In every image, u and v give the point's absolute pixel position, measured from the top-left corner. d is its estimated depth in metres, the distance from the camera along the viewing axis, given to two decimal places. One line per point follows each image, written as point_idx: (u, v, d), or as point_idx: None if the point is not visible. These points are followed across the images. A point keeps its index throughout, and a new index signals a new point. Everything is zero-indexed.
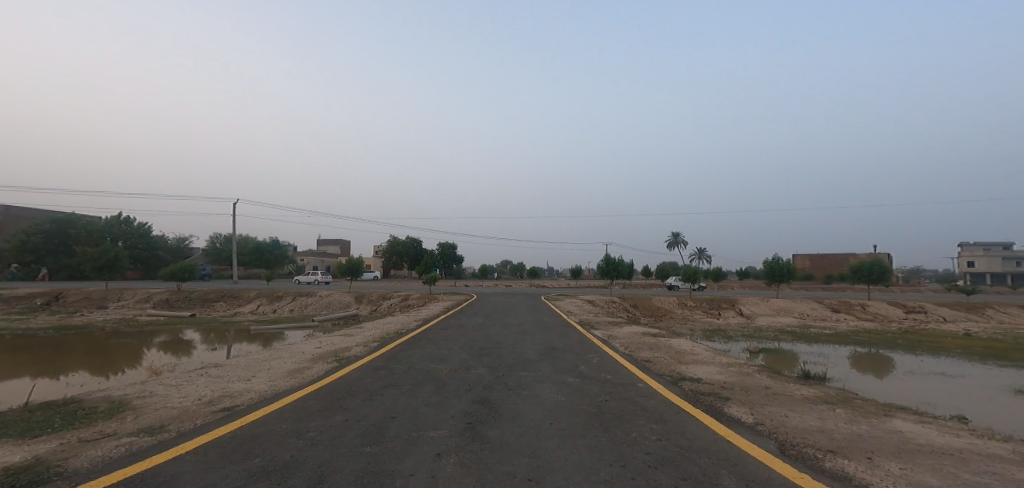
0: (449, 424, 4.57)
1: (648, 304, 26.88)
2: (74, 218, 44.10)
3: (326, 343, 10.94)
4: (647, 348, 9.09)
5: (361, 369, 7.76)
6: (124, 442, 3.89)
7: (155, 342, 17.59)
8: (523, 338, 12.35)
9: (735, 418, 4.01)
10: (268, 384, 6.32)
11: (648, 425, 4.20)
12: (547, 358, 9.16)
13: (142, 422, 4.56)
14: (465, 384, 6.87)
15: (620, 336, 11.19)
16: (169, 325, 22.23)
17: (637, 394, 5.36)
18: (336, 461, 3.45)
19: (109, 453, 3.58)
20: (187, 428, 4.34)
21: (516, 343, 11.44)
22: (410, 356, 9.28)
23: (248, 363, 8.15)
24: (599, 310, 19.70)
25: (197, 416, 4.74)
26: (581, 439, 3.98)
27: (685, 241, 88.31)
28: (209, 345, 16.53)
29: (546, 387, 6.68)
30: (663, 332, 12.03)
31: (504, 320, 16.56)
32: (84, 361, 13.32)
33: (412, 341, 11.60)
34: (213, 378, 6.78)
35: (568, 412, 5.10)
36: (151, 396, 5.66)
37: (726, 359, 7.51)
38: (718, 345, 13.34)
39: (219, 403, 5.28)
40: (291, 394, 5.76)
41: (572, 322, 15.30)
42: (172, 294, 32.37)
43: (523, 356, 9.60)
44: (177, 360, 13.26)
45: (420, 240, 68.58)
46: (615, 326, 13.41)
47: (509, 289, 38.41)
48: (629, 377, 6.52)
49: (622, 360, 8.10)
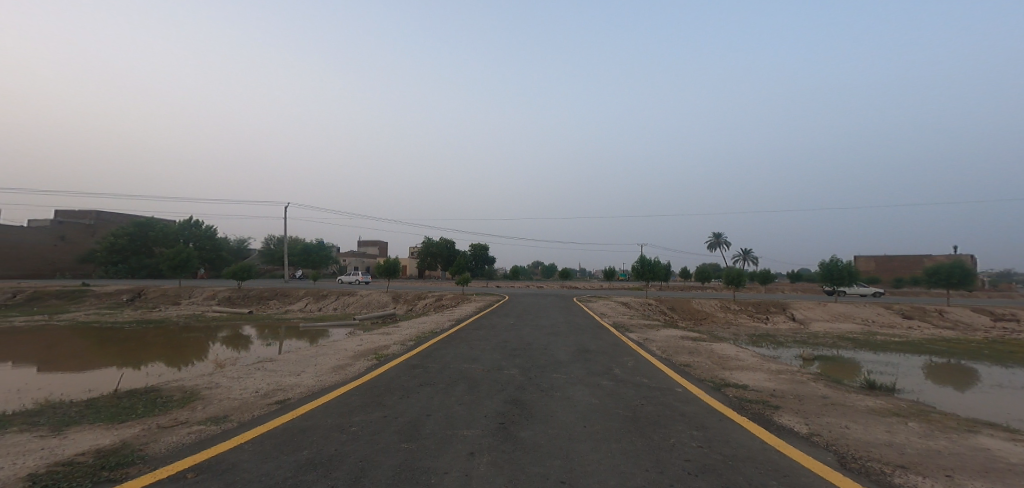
0: (483, 424, 4.60)
1: (686, 307, 26.14)
2: (154, 222, 47.58)
3: (366, 341, 11.32)
4: (686, 352, 8.81)
5: (398, 367, 7.92)
6: (194, 429, 4.16)
7: (219, 336, 18.72)
8: (556, 340, 12.29)
9: (787, 428, 3.82)
10: (316, 380, 6.57)
11: (688, 431, 4.07)
12: (580, 361, 9.06)
13: (208, 411, 4.84)
14: (498, 384, 6.89)
15: (655, 339, 10.95)
16: (231, 321, 23.65)
17: (675, 400, 5.20)
18: (376, 456, 3.53)
19: (182, 438, 3.85)
20: (246, 418, 4.57)
21: (548, 345, 11.37)
22: (444, 355, 9.42)
23: (298, 359, 8.49)
24: (635, 313, 19.33)
25: (255, 408, 4.98)
26: (615, 443, 3.92)
27: (731, 244, 85.26)
28: (265, 340, 17.45)
29: (580, 389, 6.61)
30: (702, 336, 11.64)
31: (536, 321, 16.54)
32: (159, 353, 14.36)
33: (446, 340, 11.76)
34: (268, 372, 7.14)
35: (603, 415, 5.03)
36: (218, 388, 5.99)
37: (775, 366, 7.17)
38: (766, 351, 12.82)
39: (274, 396, 5.53)
40: (336, 390, 5.98)
41: (605, 324, 15.15)
42: (235, 292, 34.26)
43: (555, 357, 9.56)
44: (238, 354, 14.07)
45: (453, 242, 69.44)
46: (652, 328, 13.10)
47: (544, 290, 38.15)
48: (667, 382, 6.34)
49: (660, 364, 7.90)
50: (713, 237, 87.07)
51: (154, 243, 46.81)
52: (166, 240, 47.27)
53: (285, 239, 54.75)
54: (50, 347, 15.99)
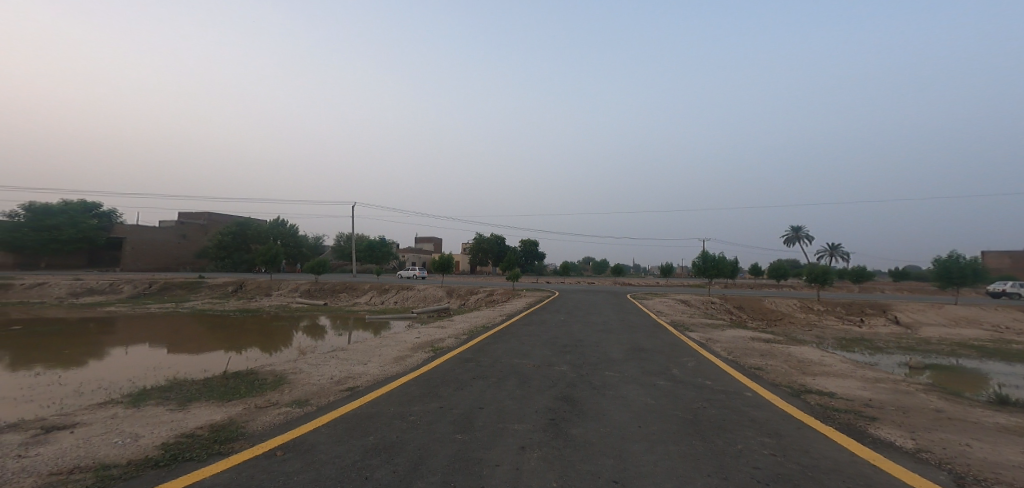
0: (533, 419, 4.58)
1: (756, 307, 24.59)
2: (251, 222, 52.75)
3: (422, 334, 11.70)
4: (758, 354, 8.25)
5: (452, 360, 8.11)
6: (283, 411, 4.53)
7: (301, 325, 20.32)
8: (607, 337, 12.00)
9: (888, 442, 3.46)
10: (379, 369, 6.88)
11: (757, 438, 3.80)
12: (633, 359, 8.80)
13: (295, 394, 5.24)
14: (548, 380, 6.84)
15: (720, 339, 10.37)
16: (311, 312, 25.59)
17: (744, 404, 4.88)
18: (431, 446, 3.60)
19: (272, 420, 4.31)
20: (324, 402, 4.89)
21: (599, 342, 11.14)
22: (495, 349, 9.51)
23: (365, 349, 8.94)
24: (695, 311, 18.41)
25: (331, 392, 5.31)
26: (673, 445, 3.74)
27: (814, 237, 78.34)
28: (336, 330, 18.64)
29: (633, 388, 6.41)
30: (774, 337, 10.87)
31: (587, 318, 16.25)
32: (252, 341, 15.87)
33: (497, 335, 11.90)
34: (340, 359, 7.58)
35: (659, 416, 4.83)
36: (301, 372, 6.51)
37: (869, 373, 6.53)
38: (861, 357, 11.71)
39: (346, 383, 5.85)
40: (398, 379, 6.25)
41: (662, 322, 14.58)
42: (314, 284, 36.71)
43: (607, 355, 9.34)
44: (316, 342, 15.16)
45: (503, 238, 69.92)
46: (717, 328, 12.39)
47: (596, 287, 37.57)
48: (734, 385, 5.96)
49: (727, 366, 7.46)
50: (792, 229, 80.70)
51: (251, 240, 51.86)
52: (260, 238, 52.18)
53: (353, 235, 58.19)
54: (172, 335, 18.56)
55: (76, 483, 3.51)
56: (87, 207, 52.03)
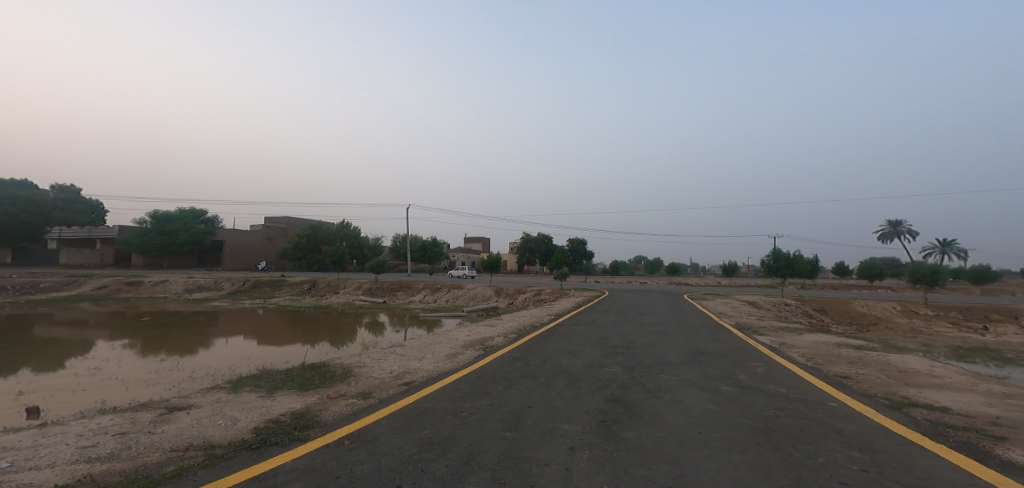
0: (584, 420, 4.62)
1: (846, 310, 22.67)
2: (320, 225, 56.42)
3: (473, 332, 12.02)
4: (848, 362, 7.62)
5: (501, 358, 8.23)
6: (350, 403, 4.94)
7: (363, 322, 21.52)
8: (663, 339, 11.64)
9: (1019, 466, 3.10)
10: (434, 364, 7.22)
11: (845, 452, 3.54)
12: (693, 363, 8.47)
13: (360, 387, 5.66)
14: (598, 381, 6.75)
15: (798, 344, 9.70)
16: (372, 309, 27.04)
17: (827, 415, 4.55)
18: (483, 443, 3.82)
19: (341, 411, 4.75)
20: (385, 395, 5.26)
21: (655, 344, 10.83)
22: (543, 349, 9.56)
23: (420, 345, 9.35)
24: (763, 313, 17.30)
25: (389, 386, 5.67)
26: (737, 453, 3.59)
27: (914, 231, 69.93)
28: (393, 327, 19.58)
29: (693, 393, 6.19)
30: (864, 343, 10.01)
31: (640, 318, 15.86)
32: (320, 335, 17.07)
33: (545, 334, 11.97)
34: (398, 355, 8.02)
35: (722, 422, 4.67)
36: (365, 366, 6.94)
37: (990, 388, 5.84)
38: (984, 369, 10.46)
39: (403, 377, 6.21)
40: (453, 374, 6.54)
41: (726, 324, 13.88)
42: (374, 283, 38.59)
43: (663, 358, 9.08)
44: (375, 338, 16.01)
45: (550, 237, 69.81)
46: (791, 332, 11.60)
47: (650, 287, 36.48)
48: (815, 394, 5.57)
49: (806, 373, 6.99)
50: (891, 224, 73.42)
51: (321, 241, 55.83)
52: (329, 239, 56.03)
53: (407, 236, 60.54)
54: (262, 327, 20.47)
55: (189, 460, 3.95)
56: (199, 215, 59.55)
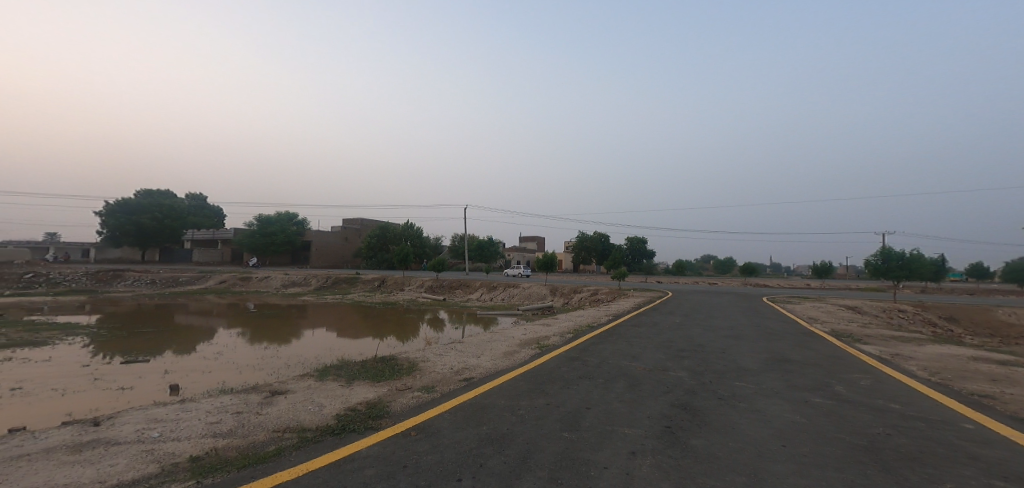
0: (646, 425, 5.17)
1: (980, 319, 19.69)
2: (386, 226, 59.76)
3: (529, 330, 12.64)
4: (985, 379, 6.62)
5: (559, 357, 9.00)
6: (416, 395, 5.80)
7: (426, 317, 22.79)
8: (739, 343, 10.91)
9: None
10: (492, 360, 8.05)
11: (983, 479, 3.05)
12: (777, 371, 7.86)
13: (424, 380, 6.49)
14: (661, 386, 7.18)
15: (917, 356, 8.56)
16: (432, 305, 28.23)
17: (957, 437, 3.95)
18: (541, 441, 4.26)
19: (408, 402, 5.46)
20: (447, 389, 6.12)
21: (728, 349, 10.19)
22: (602, 351, 10.05)
23: (479, 340, 10.23)
24: (867, 320, 15.44)
25: (451, 380, 6.54)
26: (829, 470, 3.27)
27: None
28: (453, 322, 20.77)
29: (779, 405, 5.80)
30: (1003, 356, 8.64)
31: (709, 321, 14.99)
32: (390, 328, 18.60)
33: (603, 338, 11.84)
34: (460, 348, 8.95)
35: (814, 436, 4.31)
36: (429, 359, 7.76)
37: None
38: None
39: (464, 371, 7.05)
40: (511, 372, 7.30)
41: (820, 330, 12.61)
42: (434, 282, 39.77)
43: (738, 364, 8.54)
44: (437, 333, 17.14)
45: (607, 236, 67.62)
46: (905, 342, 10.27)
47: (722, 288, 34.22)
48: (940, 413, 4.87)
49: (929, 389, 6.15)
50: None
51: (388, 241, 58.73)
52: (394, 240, 58.78)
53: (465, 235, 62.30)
54: (341, 320, 22.40)
55: (288, 440, 4.34)
56: (297, 221, 66.02)
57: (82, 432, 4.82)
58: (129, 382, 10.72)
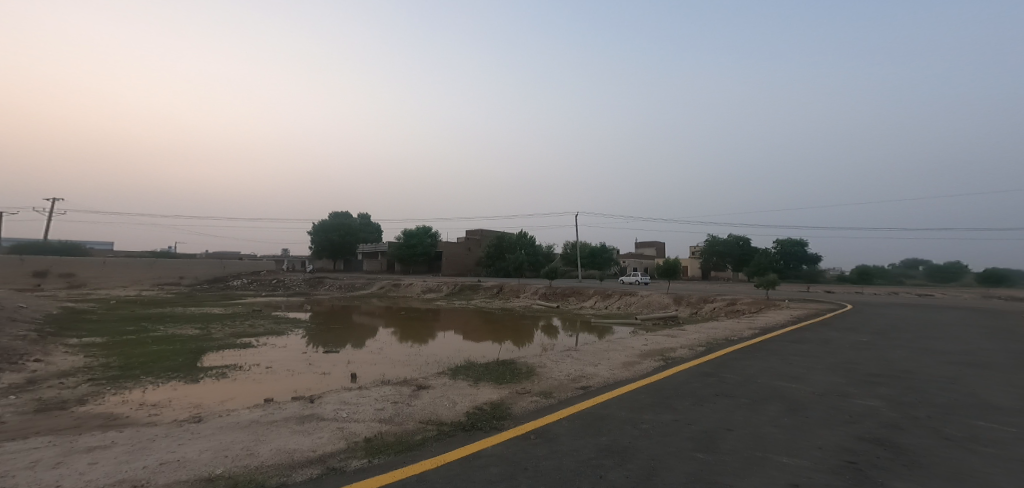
0: (815, 455, 4.49)
1: None
2: (501, 236, 62.20)
3: (651, 341, 12.87)
4: None
5: (690, 373, 8.72)
6: (534, 399, 6.88)
7: (540, 324, 24.20)
8: (954, 371, 8.72)
9: None
10: (610, 372, 8.83)
11: None
12: (1012, 411, 6.07)
13: (542, 386, 7.68)
14: (831, 412, 6.11)
15: None
16: (544, 313, 29.26)
17: None
18: (670, 459, 4.39)
19: (527, 407, 6.44)
20: (563, 396, 7.07)
21: (932, 378, 8.23)
22: (746, 368, 9.16)
23: (596, 351, 11.23)
24: None
25: (568, 388, 7.53)
26: None
27: None
28: (566, 331, 21.93)
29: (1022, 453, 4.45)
30: None
31: (898, 341, 12.36)
32: (507, 335, 20.64)
33: (745, 354, 10.75)
34: (575, 359, 10.12)
35: None
36: (546, 367, 9.11)
37: None
38: None
39: (580, 381, 8.04)
40: (624, 384, 7.98)
41: None
42: (548, 288, 39.76)
43: (945, 397, 6.84)
44: (551, 342, 18.61)
45: (743, 237, 60.49)
46: None
47: (907, 301, 28.01)
48: None
49: None
50: None
51: (502, 251, 61.10)
52: (508, 249, 60.95)
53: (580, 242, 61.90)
54: (466, 322, 24.75)
55: (429, 432, 5.52)
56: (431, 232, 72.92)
57: (304, 407, 6.70)
58: (327, 369, 14.10)
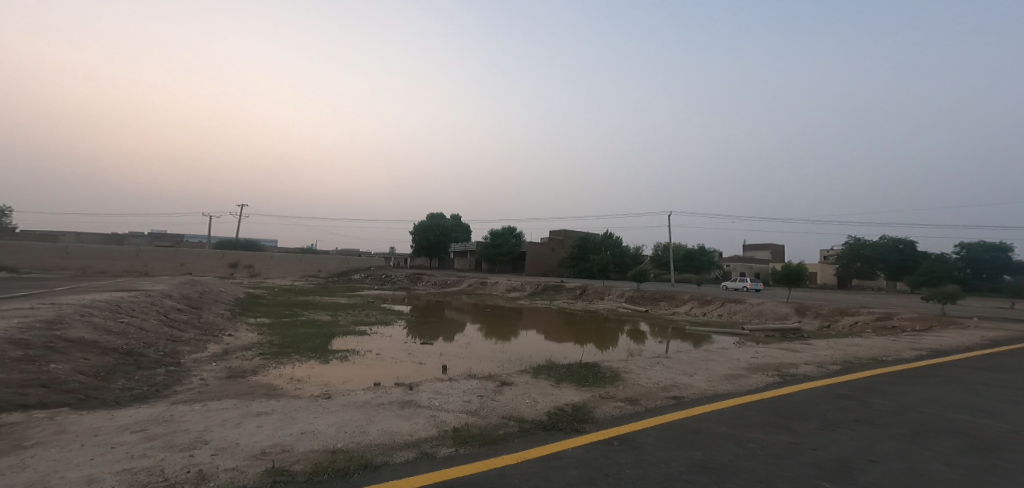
0: None
1: None
2: (586, 237, 61.06)
3: (767, 355, 12.22)
4: None
5: (823, 394, 8.19)
6: (619, 405, 7.12)
7: (626, 329, 24.06)
8: None
9: None
10: (706, 384, 8.75)
11: None
12: None
13: (627, 391, 7.94)
14: (993, 451, 5.36)
15: None
16: (632, 318, 28.88)
17: None
18: (784, 480, 4.28)
19: (610, 412, 6.71)
20: (650, 405, 7.22)
21: None
22: (902, 393, 8.36)
23: (691, 360, 11.11)
24: None
25: (657, 397, 7.68)
26: None
27: None
28: (656, 338, 21.49)
29: None
30: None
31: None
32: (591, 337, 20.81)
33: (900, 377, 9.75)
34: (665, 367, 10.15)
35: None
36: (632, 373, 9.34)
37: None
38: None
39: (671, 390, 8.14)
40: (718, 397, 7.90)
41: None
42: (635, 292, 38.72)
43: None
44: (639, 347, 18.50)
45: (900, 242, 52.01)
46: None
47: None
48: None
49: None
50: None
51: (587, 251, 60.27)
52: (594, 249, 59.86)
53: (672, 243, 58.98)
54: (548, 323, 25.24)
55: (512, 428, 5.94)
56: (517, 233, 74.58)
57: (404, 393, 7.55)
58: (422, 359, 15.37)
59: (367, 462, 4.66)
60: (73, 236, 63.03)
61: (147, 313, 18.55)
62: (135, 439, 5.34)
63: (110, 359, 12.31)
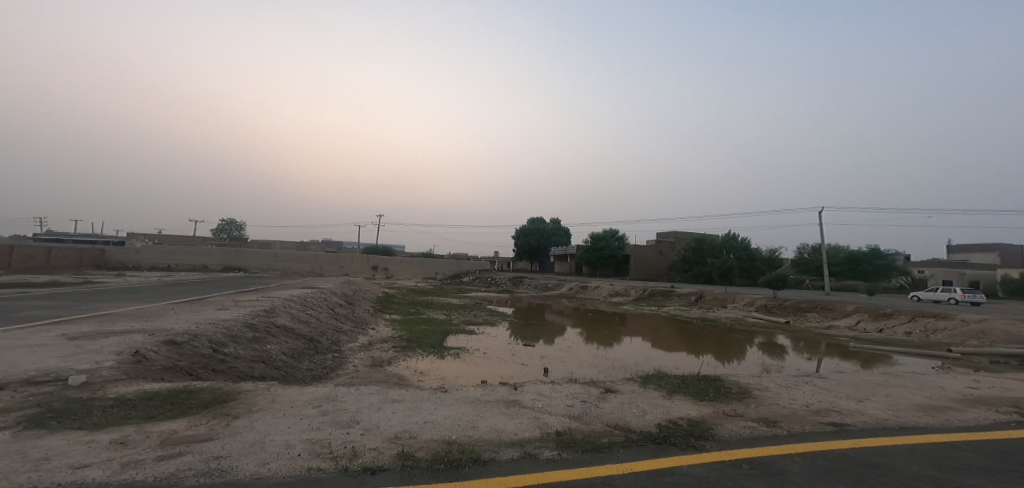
0: None
1: None
2: (704, 237, 54.65)
3: (991, 387, 9.04)
4: None
5: None
6: (749, 425, 5.54)
7: (757, 342, 20.53)
8: None
9: None
10: (885, 413, 6.53)
11: None
12: None
13: (761, 411, 6.23)
14: None
15: None
16: (767, 330, 24.58)
17: None
18: None
19: (736, 433, 5.18)
20: (795, 430, 5.46)
21: None
22: None
23: (856, 384, 8.68)
24: None
25: (806, 422, 5.82)
26: None
27: None
28: (801, 354, 17.75)
29: None
30: None
31: None
32: (709, 349, 18.09)
33: None
34: (818, 388, 7.98)
35: None
36: (768, 392, 7.48)
37: None
38: None
39: (827, 416, 6.17)
40: (904, 429, 5.79)
41: None
42: (770, 300, 33.26)
43: None
44: (779, 363, 15.44)
45: None
46: None
47: None
48: None
49: None
50: None
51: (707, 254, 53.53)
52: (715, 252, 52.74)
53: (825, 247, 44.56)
54: (656, 331, 22.70)
55: (616, 437, 4.87)
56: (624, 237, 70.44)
57: (509, 392, 6.67)
58: (523, 359, 14.52)
59: (477, 456, 4.09)
60: (277, 243, 78.09)
61: (323, 307, 21.18)
62: (317, 412, 5.17)
63: (302, 343, 14.07)
